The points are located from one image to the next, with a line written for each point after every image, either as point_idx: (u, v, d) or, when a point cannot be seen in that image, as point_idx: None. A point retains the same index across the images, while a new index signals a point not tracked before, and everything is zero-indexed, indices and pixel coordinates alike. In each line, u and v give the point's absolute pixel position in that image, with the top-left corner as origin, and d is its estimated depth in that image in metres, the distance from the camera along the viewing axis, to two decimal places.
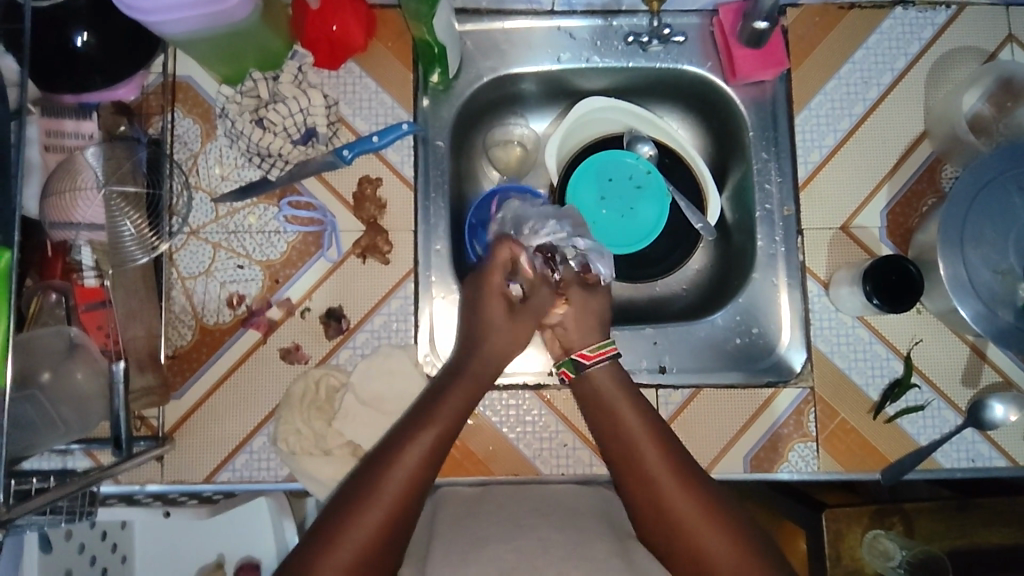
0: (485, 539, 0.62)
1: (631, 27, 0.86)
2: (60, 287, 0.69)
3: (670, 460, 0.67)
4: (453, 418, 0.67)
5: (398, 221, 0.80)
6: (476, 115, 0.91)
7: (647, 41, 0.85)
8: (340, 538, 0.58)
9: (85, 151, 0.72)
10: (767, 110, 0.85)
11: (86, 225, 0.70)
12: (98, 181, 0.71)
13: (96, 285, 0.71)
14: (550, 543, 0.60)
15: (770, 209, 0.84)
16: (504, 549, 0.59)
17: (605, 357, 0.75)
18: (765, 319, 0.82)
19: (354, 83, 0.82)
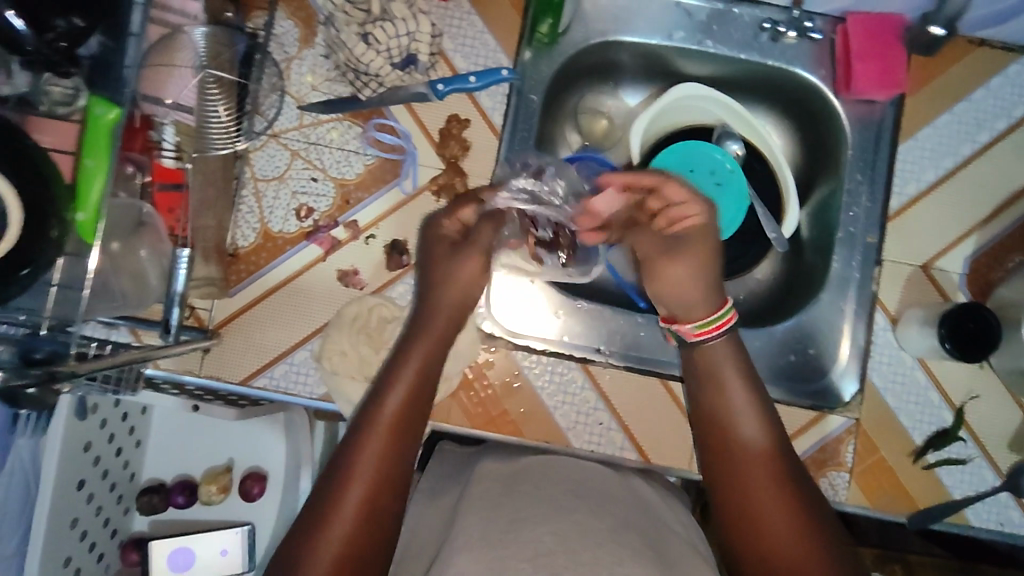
0: (526, 519, 0.60)
1: (769, 15, 0.82)
2: (137, 160, 0.67)
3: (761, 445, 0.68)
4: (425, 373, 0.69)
5: (479, 166, 0.79)
6: (573, 76, 0.87)
7: (783, 31, 0.82)
8: (333, 515, 0.61)
9: (192, 30, 0.70)
10: (872, 131, 0.82)
11: (175, 105, 0.68)
12: (196, 63, 0.70)
13: (176, 168, 0.71)
14: (586, 527, 0.60)
15: (853, 232, 0.81)
16: (542, 529, 0.59)
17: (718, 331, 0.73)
18: (823, 341, 0.80)
19: (461, 18, 0.80)
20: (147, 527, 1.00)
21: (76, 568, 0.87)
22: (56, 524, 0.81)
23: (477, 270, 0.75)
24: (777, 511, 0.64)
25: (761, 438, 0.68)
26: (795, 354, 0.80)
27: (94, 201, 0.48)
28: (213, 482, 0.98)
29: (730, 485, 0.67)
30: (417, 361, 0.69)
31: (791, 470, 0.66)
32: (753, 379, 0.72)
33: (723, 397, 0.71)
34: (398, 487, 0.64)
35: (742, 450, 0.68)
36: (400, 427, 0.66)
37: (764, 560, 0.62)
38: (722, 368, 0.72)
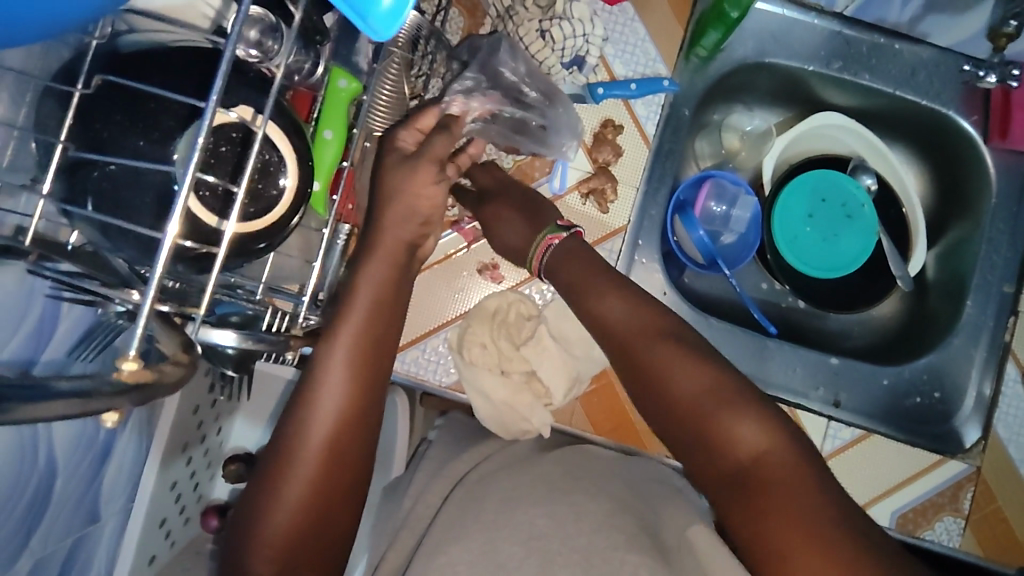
0: (519, 501, 0.59)
1: (967, 59, 0.81)
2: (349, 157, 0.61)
3: (659, 333, 0.61)
4: (365, 366, 0.56)
5: (627, 173, 0.79)
6: (718, 94, 0.86)
7: (983, 75, 0.78)
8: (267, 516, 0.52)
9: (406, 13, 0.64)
10: (1017, 182, 0.82)
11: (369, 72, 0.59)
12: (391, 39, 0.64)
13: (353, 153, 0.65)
14: (581, 509, 0.57)
15: (990, 281, 0.81)
16: (536, 512, 0.57)
17: (545, 246, 0.70)
18: (951, 386, 0.80)
19: (625, 24, 0.79)
20: (226, 495, 0.99)
21: (167, 529, 0.86)
22: (161, 484, 0.81)
23: (434, 181, 0.61)
24: (704, 398, 0.56)
25: (630, 318, 0.63)
26: (921, 396, 0.80)
27: (327, 171, 0.50)
28: None
29: (652, 393, 0.60)
30: (375, 286, 0.58)
31: (701, 351, 0.60)
32: (600, 270, 0.66)
33: (582, 286, 0.66)
34: (363, 440, 0.56)
35: (625, 339, 0.62)
36: (361, 360, 0.56)
37: (712, 454, 0.55)
38: (574, 274, 0.67)
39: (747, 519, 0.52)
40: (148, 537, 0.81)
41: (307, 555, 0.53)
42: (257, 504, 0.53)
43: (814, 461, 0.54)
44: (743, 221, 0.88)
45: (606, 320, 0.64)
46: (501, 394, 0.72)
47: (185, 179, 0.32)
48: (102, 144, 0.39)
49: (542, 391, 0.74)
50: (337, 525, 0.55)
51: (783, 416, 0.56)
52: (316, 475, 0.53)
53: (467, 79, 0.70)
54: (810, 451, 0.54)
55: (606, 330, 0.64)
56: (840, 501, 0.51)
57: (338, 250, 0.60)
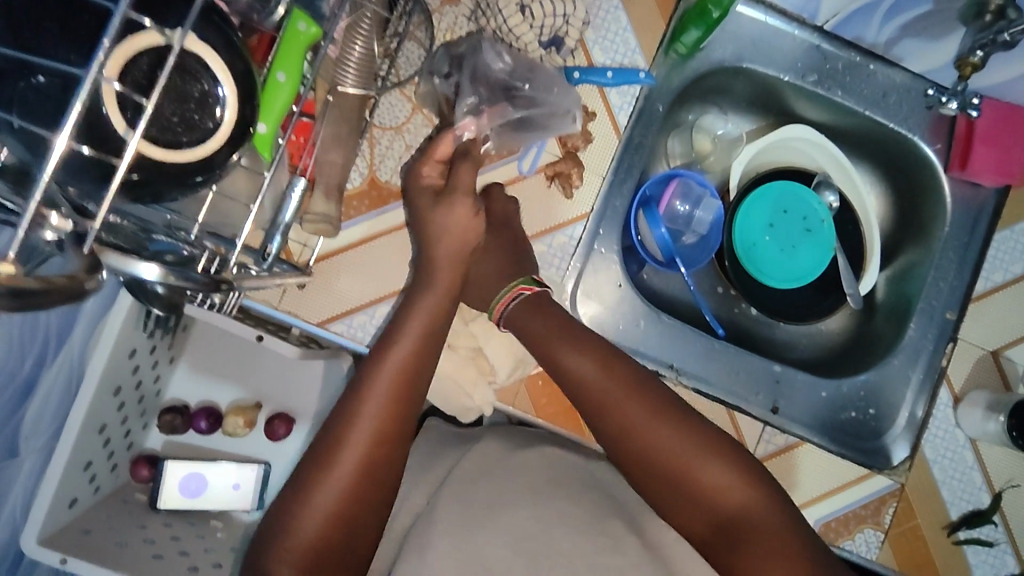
0: (504, 503, 0.64)
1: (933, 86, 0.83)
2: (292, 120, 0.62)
3: (654, 409, 0.64)
4: (411, 377, 0.63)
5: (595, 160, 0.79)
6: (694, 94, 0.87)
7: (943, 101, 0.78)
8: (302, 517, 0.58)
9: None
10: (971, 214, 0.84)
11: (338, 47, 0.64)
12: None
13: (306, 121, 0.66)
14: (566, 514, 0.63)
15: (934, 306, 0.83)
16: (524, 514, 0.63)
17: (510, 301, 0.70)
18: (885, 404, 0.82)
19: (608, 12, 0.78)
20: (160, 446, 0.97)
21: (92, 473, 0.84)
22: (88, 428, 0.78)
23: (470, 213, 0.68)
24: (684, 457, 0.62)
25: (598, 376, 0.65)
26: (856, 411, 0.82)
27: (277, 114, 0.49)
28: (240, 415, 0.96)
29: (636, 461, 0.63)
30: (425, 317, 0.65)
31: (669, 411, 0.64)
32: (596, 345, 0.67)
33: (544, 342, 0.68)
34: (397, 456, 0.62)
35: (600, 400, 0.64)
36: (407, 370, 0.63)
37: (689, 507, 0.62)
38: (535, 327, 0.69)
39: (733, 563, 0.59)
40: (71, 481, 0.79)
41: (337, 555, 0.59)
42: (291, 506, 0.58)
43: (780, 498, 0.61)
44: (704, 223, 0.88)
45: (637, 420, 0.63)
46: (446, 367, 0.73)
47: (94, 62, 0.33)
48: (27, 49, 0.37)
49: (487, 368, 0.74)
50: (356, 543, 0.60)
51: (750, 463, 0.63)
52: (349, 486, 0.59)
53: (468, 98, 0.73)
54: (774, 488, 0.62)
55: (621, 421, 0.63)
56: (804, 540, 0.59)
57: (294, 202, 0.61)
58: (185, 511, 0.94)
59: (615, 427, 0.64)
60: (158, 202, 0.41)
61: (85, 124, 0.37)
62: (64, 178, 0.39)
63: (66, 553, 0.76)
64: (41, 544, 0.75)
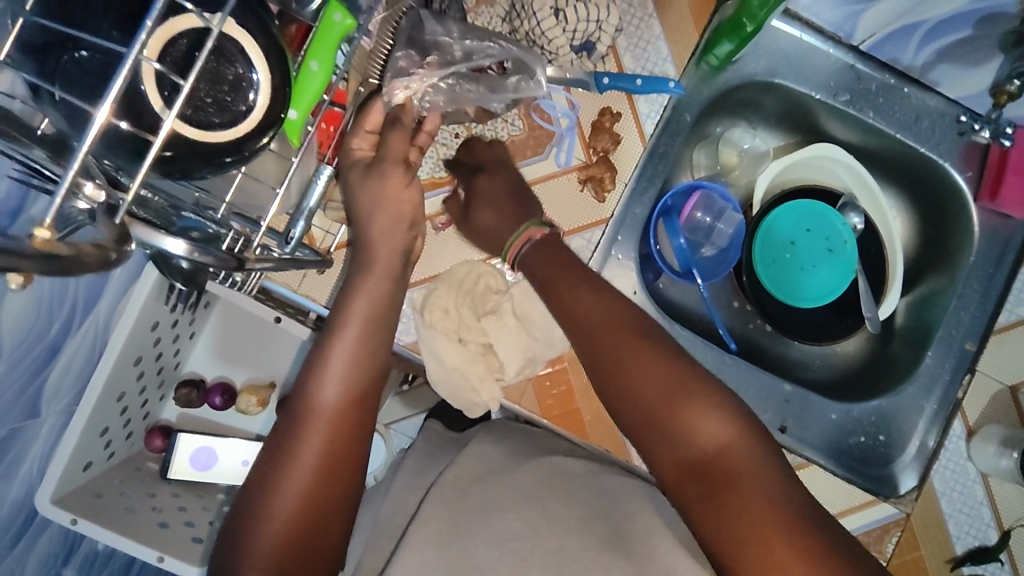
0: (496, 506, 0.65)
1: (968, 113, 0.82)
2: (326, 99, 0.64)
3: (644, 343, 0.60)
4: (365, 371, 0.64)
5: (620, 167, 0.79)
6: (723, 106, 0.87)
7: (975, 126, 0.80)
8: (263, 518, 0.59)
9: None
10: (999, 246, 0.82)
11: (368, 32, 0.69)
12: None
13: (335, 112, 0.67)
14: (556, 514, 0.64)
15: (953, 336, 0.82)
16: (510, 516, 0.63)
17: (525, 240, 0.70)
18: (896, 432, 0.81)
19: (642, 19, 0.79)
20: (175, 417, 0.99)
21: (107, 440, 0.86)
22: (107, 394, 0.81)
23: (404, 184, 0.63)
24: (663, 394, 0.57)
25: (594, 308, 0.63)
26: (866, 436, 0.81)
27: (307, 102, 0.50)
28: (253, 394, 0.98)
29: (616, 394, 0.59)
30: (367, 300, 0.65)
31: (660, 346, 0.60)
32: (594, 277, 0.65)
33: (548, 273, 0.66)
34: (352, 448, 0.62)
35: (587, 329, 0.62)
36: (358, 359, 0.63)
37: (665, 440, 0.56)
38: (542, 262, 0.68)
39: (701, 510, 0.54)
40: (86, 445, 0.81)
41: (304, 555, 0.59)
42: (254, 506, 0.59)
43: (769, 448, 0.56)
44: (725, 236, 0.88)
45: (625, 350, 0.60)
46: (454, 360, 0.73)
47: (134, 42, 0.34)
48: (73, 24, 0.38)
49: (495, 365, 0.75)
50: (325, 540, 0.61)
51: (743, 410, 0.57)
52: (312, 486, 0.60)
53: (399, 60, 0.67)
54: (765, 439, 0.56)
55: (604, 349, 0.60)
56: (787, 489, 0.53)
57: (320, 190, 0.63)
58: (194, 483, 0.97)
59: (600, 356, 0.60)
60: (187, 180, 0.43)
61: (125, 101, 0.38)
62: (100, 153, 0.40)
63: (77, 515, 0.78)
64: (53, 504, 0.77)
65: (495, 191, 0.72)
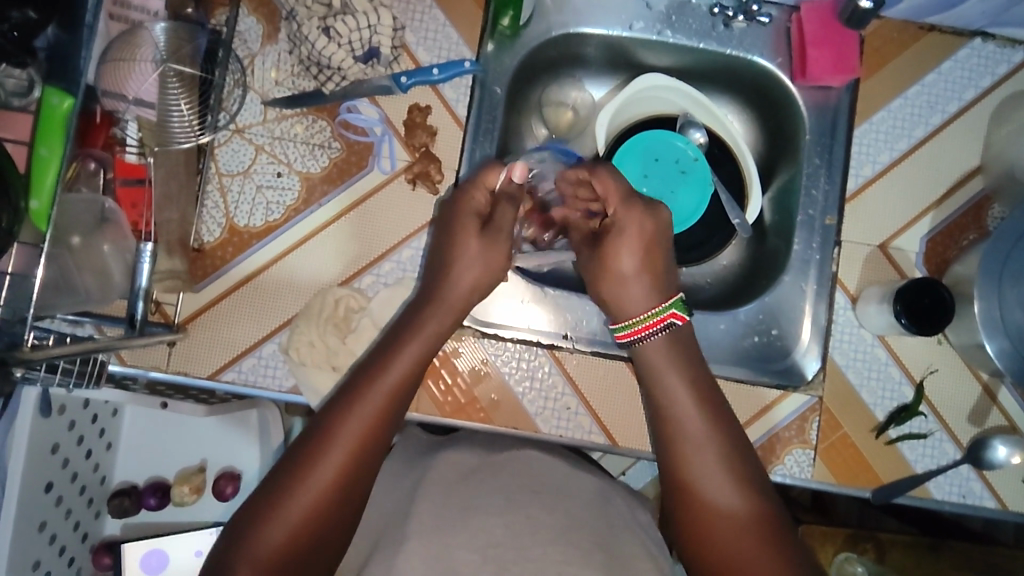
0: (476, 508, 0.65)
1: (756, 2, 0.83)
2: (99, 157, 0.70)
3: (738, 465, 0.67)
4: (377, 445, 0.64)
5: (447, 153, 0.80)
6: (536, 68, 0.88)
7: (732, 16, 0.84)
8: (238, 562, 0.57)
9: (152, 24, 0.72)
10: (829, 117, 0.84)
11: (136, 100, 0.70)
12: (156, 57, 0.71)
13: (137, 162, 0.72)
14: (538, 521, 0.64)
15: (812, 215, 0.83)
16: (495, 521, 0.63)
17: (659, 328, 0.72)
18: (786, 322, 0.82)
19: (423, 12, 0.81)
20: (119, 530, 0.98)
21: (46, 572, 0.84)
22: (24, 527, 0.78)
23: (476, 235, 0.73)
24: (745, 517, 0.64)
25: (710, 443, 0.68)
26: (759, 335, 0.82)
27: (47, 189, 0.55)
28: (185, 483, 0.99)
29: (694, 489, 0.67)
30: (390, 388, 0.66)
31: (753, 478, 0.67)
32: (715, 408, 0.70)
33: (671, 383, 0.70)
34: (349, 512, 0.62)
35: (684, 431, 0.69)
36: (360, 448, 0.63)
37: (718, 555, 0.64)
38: (669, 377, 0.71)
39: None
40: None
41: None
42: (244, 536, 0.58)
43: None
44: None
45: (718, 460, 0.67)
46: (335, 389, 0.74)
47: None
48: None
49: None
50: None
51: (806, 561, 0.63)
52: (305, 524, 0.59)
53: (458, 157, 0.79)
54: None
55: (697, 447, 0.68)
56: None
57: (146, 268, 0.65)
58: None
59: (695, 451, 0.68)
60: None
61: None
62: None
63: None
64: None
65: (623, 244, 0.74)
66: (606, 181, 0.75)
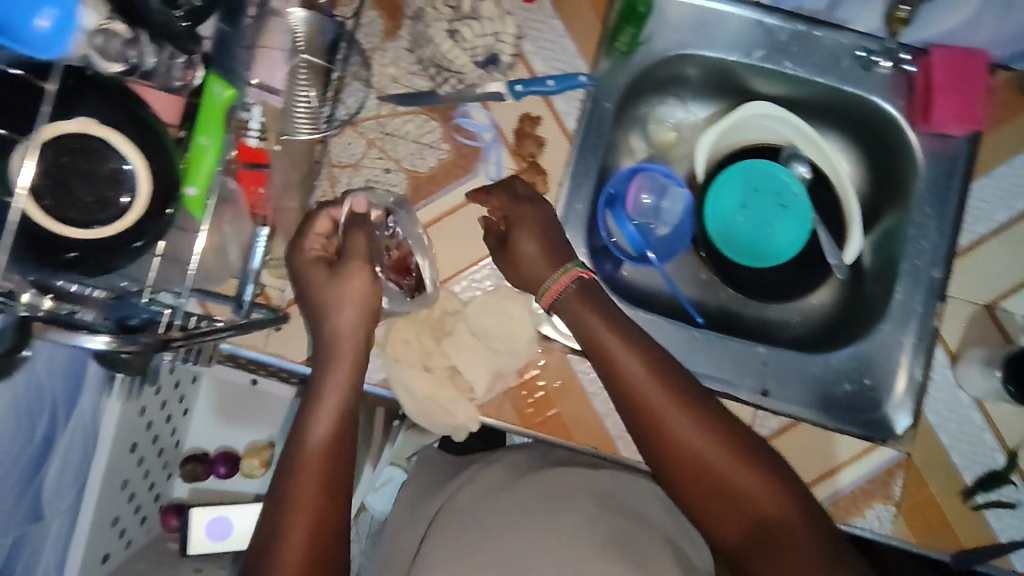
0: (502, 526, 0.64)
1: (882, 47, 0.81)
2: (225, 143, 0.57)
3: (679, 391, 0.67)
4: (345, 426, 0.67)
5: (554, 166, 0.80)
6: (646, 87, 0.87)
7: (877, 61, 0.81)
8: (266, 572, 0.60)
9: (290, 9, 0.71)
10: (945, 167, 0.81)
11: (265, 88, 0.69)
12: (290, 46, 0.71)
13: (259, 148, 0.70)
14: (557, 527, 0.63)
15: (919, 266, 0.80)
16: (519, 533, 0.63)
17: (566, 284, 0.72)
18: (880, 373, 0.79)
19: (543, 21, 0.80)
20: (187, 494, 1.03)
21: (121, 528, 0.88)
22: (110, 483, 0.82)
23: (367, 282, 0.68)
24: (717, 448, 0.65)
25: (654, 386, 0.67)
26: (851, 382, 0.80)
27: (204, 176, 0.51)
28: (256, 455, 1.01)
29: (657, 436, 0.66)
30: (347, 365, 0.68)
31: (696, 397, 0.67)
32: (633, 335, 0.70)
33: (591, 327, 0.70)
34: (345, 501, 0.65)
35: (631, 378, 0.68)
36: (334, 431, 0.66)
37: (700, 488, 0.65)
38: (589, 319, 0.71)
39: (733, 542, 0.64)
40: (100, 535, 0.83)
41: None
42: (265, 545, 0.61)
43: (801, 495, 0.64)
44: (672, 213, 0.88)
45: (665, 404, 0.66)
46: (424, 389, 0.75)
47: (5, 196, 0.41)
48: None
49: (465, 386, 0.76)
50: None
51: (777, 463, 0.66)
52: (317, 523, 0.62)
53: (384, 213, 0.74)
54: (798, 489, 0.64)
55: (635, 388, 0.68)
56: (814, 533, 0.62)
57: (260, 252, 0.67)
58: (213, 554, 0.99)
59: (641, 396, 0.67)
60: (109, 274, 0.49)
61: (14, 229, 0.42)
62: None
63: None
64: None
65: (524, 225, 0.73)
66: (499, 197, 0.75)
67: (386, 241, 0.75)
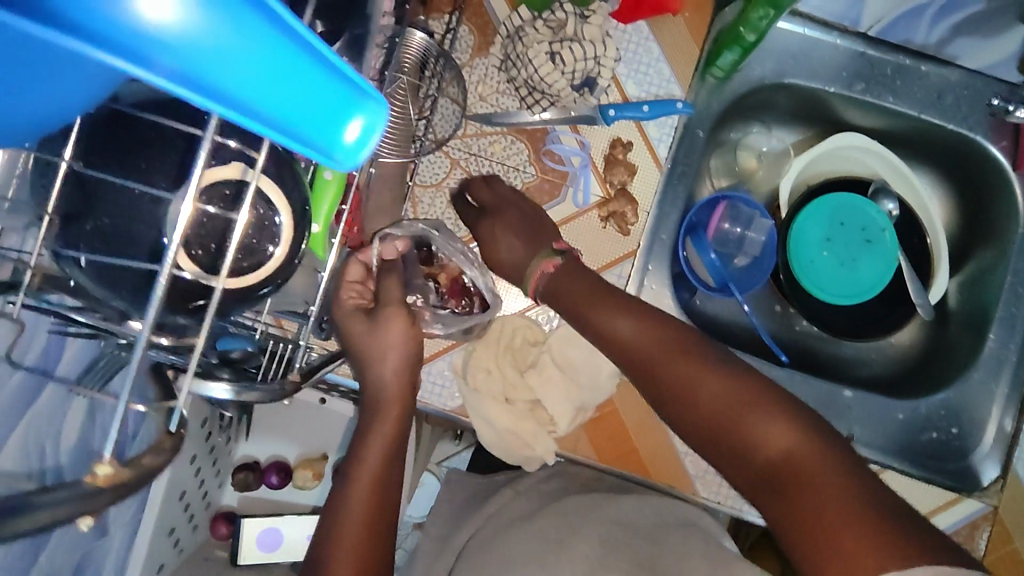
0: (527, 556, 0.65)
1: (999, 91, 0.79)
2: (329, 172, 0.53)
3: (679, 349, 0.60)
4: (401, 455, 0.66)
5: (644, 194, 0.77)
6: (735, 113, 0.84)
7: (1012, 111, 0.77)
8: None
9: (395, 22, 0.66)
10: None
11: None
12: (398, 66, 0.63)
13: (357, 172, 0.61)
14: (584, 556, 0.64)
15: (1014, 313, 0.79)
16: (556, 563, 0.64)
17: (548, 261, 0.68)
18: (969, 422, 0.77)
19: (639, 43, 0.77)
20: (237, 502, 1.00)
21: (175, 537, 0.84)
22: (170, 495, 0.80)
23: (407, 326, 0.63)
24: (723, 404, 0.57)
25: (655, 356, 0.61)
26: (939, 431, 0.77)
27: (324, 212, 0.53)
28: (308, 468, 1.00)
29: (671, 405, 0.59)
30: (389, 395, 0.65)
31: (699, 352, 0.60)
32: (624, 299, 0.64)
33: (582, 303, 0.64)
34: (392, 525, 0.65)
35: (628, 350, 0.62)
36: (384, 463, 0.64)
37: (726, 456, 0.56)
38: (573, 288, 0.65)
39: (780, 507, 0.52)
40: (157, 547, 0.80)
41: None
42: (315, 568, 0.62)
43: (839, 445, 0.53)
44: (756, 245, 0.85)
45: (666, 366, 0.60)
46: (504, 420, 0.73)
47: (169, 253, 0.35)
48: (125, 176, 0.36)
49: (546, 418, 0.74)
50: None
51: (801, 410, 0.56)
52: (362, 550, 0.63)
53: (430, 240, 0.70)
54: (830, 437, 0.54)
55: (632, 354, 0.62)
56: (849, 480, 0.50)
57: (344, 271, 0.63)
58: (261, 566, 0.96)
59: (644, 367, 0.61)
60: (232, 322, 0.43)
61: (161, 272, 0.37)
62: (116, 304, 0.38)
63: None
64: None
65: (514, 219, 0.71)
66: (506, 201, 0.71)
67: (427, 266, 0.72)
